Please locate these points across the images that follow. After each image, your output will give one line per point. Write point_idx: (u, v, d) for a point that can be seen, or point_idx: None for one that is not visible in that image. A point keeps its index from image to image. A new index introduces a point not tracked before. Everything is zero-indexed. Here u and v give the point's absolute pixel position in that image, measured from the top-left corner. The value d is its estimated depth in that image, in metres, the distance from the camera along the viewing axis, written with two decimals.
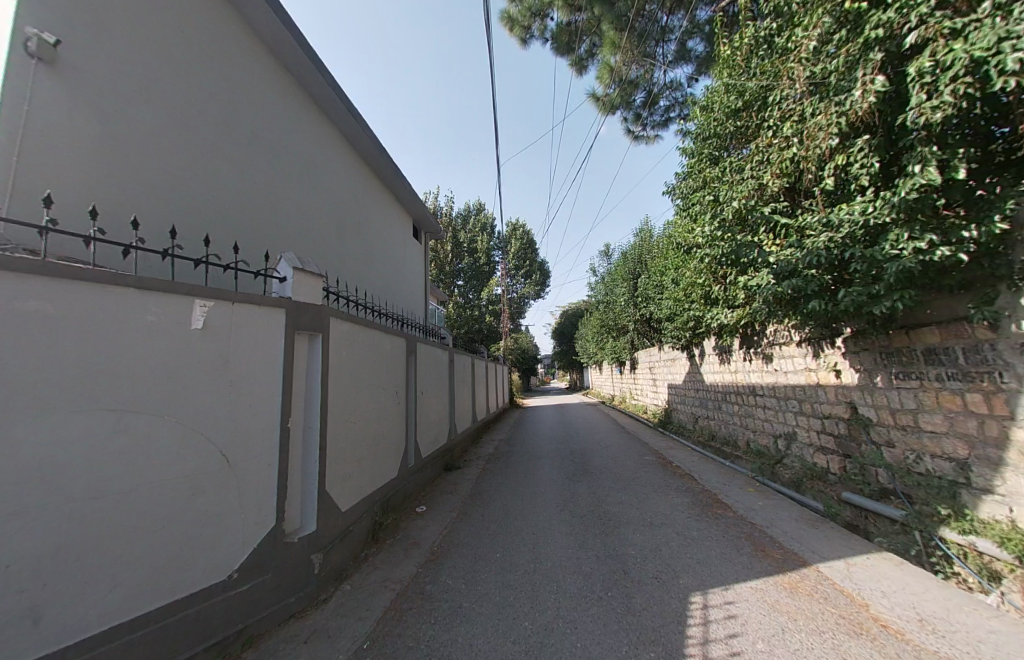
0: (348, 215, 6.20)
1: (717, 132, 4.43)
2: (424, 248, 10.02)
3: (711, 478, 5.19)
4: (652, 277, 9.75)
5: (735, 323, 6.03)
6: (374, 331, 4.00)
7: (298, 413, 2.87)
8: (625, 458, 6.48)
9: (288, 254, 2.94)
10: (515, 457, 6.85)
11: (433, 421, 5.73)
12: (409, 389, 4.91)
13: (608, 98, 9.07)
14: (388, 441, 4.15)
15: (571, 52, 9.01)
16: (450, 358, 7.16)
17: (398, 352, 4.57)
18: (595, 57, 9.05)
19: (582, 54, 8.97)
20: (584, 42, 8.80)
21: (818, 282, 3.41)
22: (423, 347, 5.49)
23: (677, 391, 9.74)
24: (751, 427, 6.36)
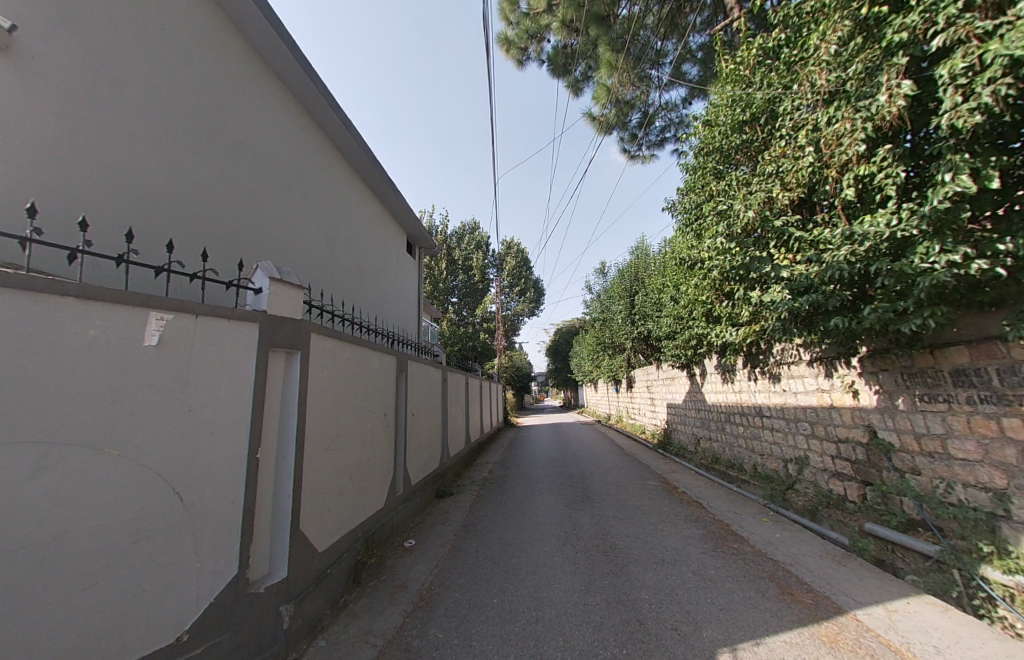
0: (339, 227, 5.98)
1: (721, 145, 4.33)
2: (419, 264, 9.82)
3: (721, 506, 4.86)
4: (650, 295, 9.57)
5: (740, 342, 5.83)
6: (361, 347, 3.70)
7: (270, 441, 2.54)
8: (628, 483, 6.13)
9: (265, 262, 2.67)
10: (511, 482, 6.46)
11: (424, 444, 5.37)
12: (399, 411, 4.58)
13: (604, 118, 9.14)
14: (374, 469, 3.79)
15: (567, 74, 9.12)
16: (443, 376, 6.84)
17: (387, 370, 4.26)
18: (590, 78, 9.17)
19: (578, 76, 9.10)
20: (579, 65, 8.94)
21: (838, 297, 3.21)
22: (415, 365, 5.18)
23: (677, 411, 9.45)
24: (758, 450, 6.08)
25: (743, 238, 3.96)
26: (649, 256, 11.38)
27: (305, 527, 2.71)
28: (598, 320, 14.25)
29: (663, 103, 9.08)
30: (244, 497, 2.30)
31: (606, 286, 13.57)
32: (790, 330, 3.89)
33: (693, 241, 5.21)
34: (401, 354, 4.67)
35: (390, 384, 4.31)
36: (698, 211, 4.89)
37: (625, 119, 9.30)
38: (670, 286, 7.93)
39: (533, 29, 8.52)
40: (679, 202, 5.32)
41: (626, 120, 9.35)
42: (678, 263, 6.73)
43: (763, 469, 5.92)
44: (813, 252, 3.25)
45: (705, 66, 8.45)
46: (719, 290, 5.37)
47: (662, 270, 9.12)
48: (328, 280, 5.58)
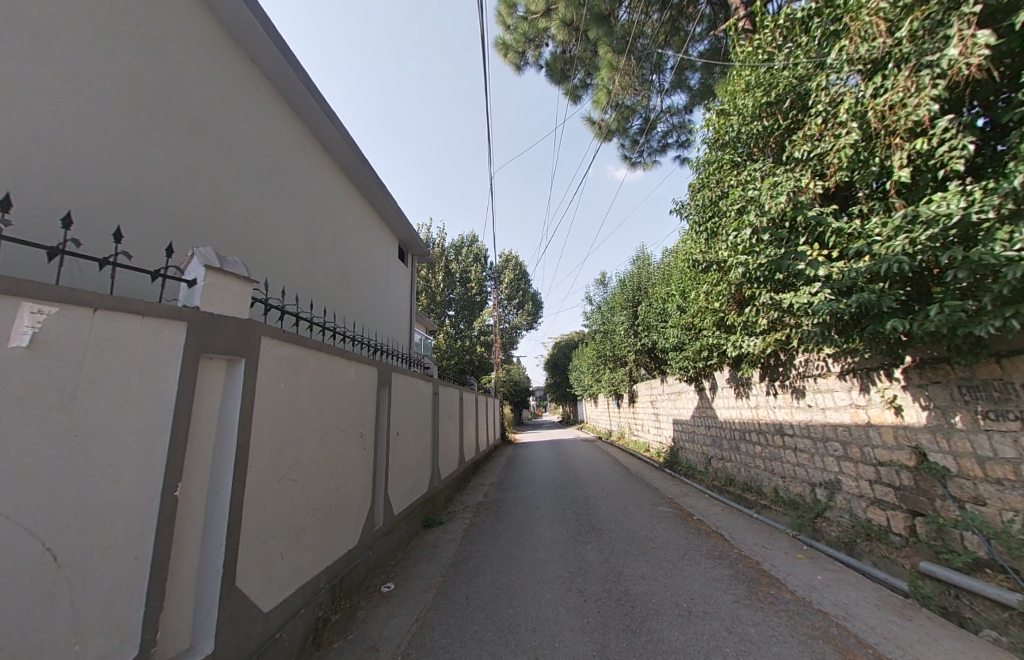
0: (321, 228, 5.50)
1: (739, 134, 3.93)
2: (412, 271, 9.35)
3: (747, 538, 4.26)
4: (655, 305, 9.09)
5: (758, 353, 5.33)
6: (332, 356, 3.18)
7: (198, 474, 1.99)
8: (637, 509, 5.51)
9: (204, 249, 2.17)
10: (508, 508, 5.85)
11: (410, 466, 4.79)
12: (380, 430, 4.02)
13: (604, 123, 8.87)
14: (345, 499, 3.21)
15: (566, 80, 8.90)
16: (434, 390, 6.29)
17: (365, 383, 3.72)
18: (589, 85, 8.96)
19: (576, 83, 8.90)
20: (578, 71, 8.73)
21: (893, 296, 2.71)
22: (400, 377, 4.64)
23: (684, 428, 8.88)
24: (780, 473, 5.51)
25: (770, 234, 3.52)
26: (652, 266, 10.95)
27: (244, 581, 2.13)
28: (598, 332, 13.74)
29: (665, 109, 8.83)
30: (155, 550, 1.74)
31: (607, 297, 13.11)
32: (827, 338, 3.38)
33: (706, 242, 4.77)
34: (382, 365, 4.13)
35: (368, 399, 3.76)
36: (714, 207, 4.45)
37: (625, 125, 8.98)
38: (678, 294, 7.48)
39: (531, 32, 8.25)
40: (690, 201, 4.91)
41: (627, 126, 9.03)
42: (688, 267, 6.28)
43: (787, 494, 5.35)
44: (862, 243, 2.77)
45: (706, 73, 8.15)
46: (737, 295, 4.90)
47: (668, 278, 8.66)
48: (308, 284, 5.08)
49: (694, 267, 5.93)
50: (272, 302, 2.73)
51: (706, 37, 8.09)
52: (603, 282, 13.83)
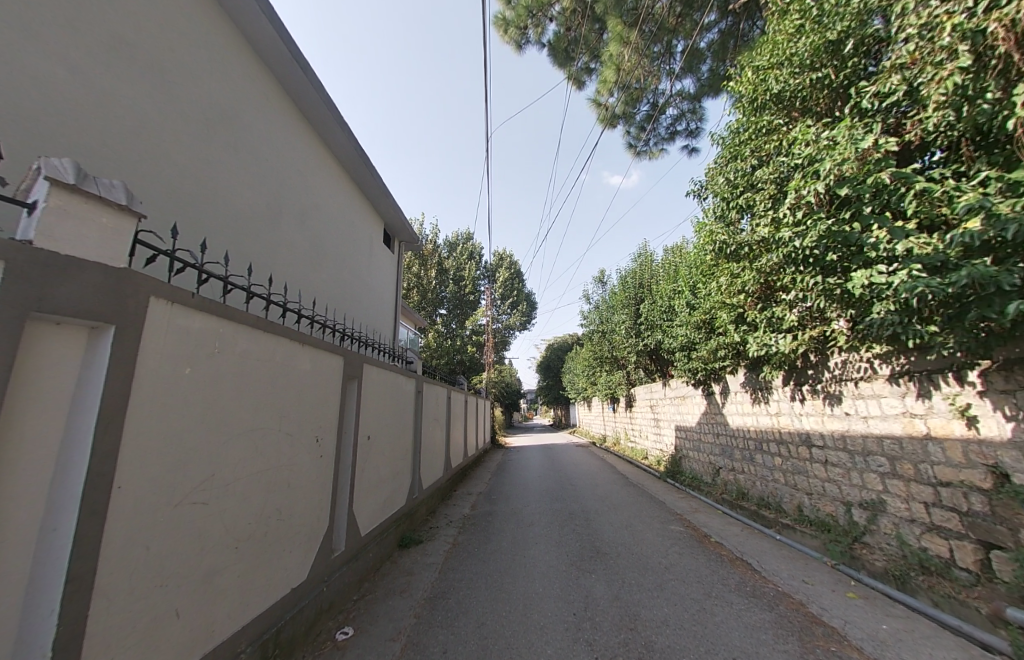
0: (291, 197, 4.75)
1: (785, 90, 3.34)
2: (399, 259, 8.59)
3: (781, 569, 3.61)
4: (660, 303, 8.46)
5: (786, 355, 4.70)
6: (276, 338, 2.44)
7: (21, 501, 1.26)
8: (646, 527, 4.84)
9: (59, 159, 1.42)
10: (499, 524, 5.13)
11: (385, 477, 4.06)
12: (345, 435, 3.28)
13: (609, 109, 8.22)
14: (289, 525, 2.47)
15: (570, 63, 8.15)
16: (418, 389, 5.57)
17: (326, 376, 2.99)
18: (592, 71, 8.23)
19: (580, 67, 8.18)
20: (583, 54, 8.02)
21: (1015, 272, 2.07)
22: (375, 371, 3.92)
23: (689, 436, 8.27)
24: (805, 489, 4.90)
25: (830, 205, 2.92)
26: (655, 263, 10.34)
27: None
28: (596, 333, 13.10)
29: (674, 95, 8.20)
30: None
31: (606, 295, 12.50)
32: (901, 332, 2.74)
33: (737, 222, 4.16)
34: (350, 356, 3.39)
35: (329, 397, 3.02)
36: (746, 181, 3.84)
37: (632, 110, 8.36)
38: (689, 290, 6.86)
39: (534, 6, 7.47)
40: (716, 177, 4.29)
41: (633, 111, 8.41)
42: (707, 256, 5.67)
43: (814, 513, 4.74)
44: (976, 200, 2.13)
45: (718, 59, 7.76)
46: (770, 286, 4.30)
47: (677, 275, 8.04)
48: (271, 260, 4.34)
49: (715, 256, 5.32)
50: (177, 254, 1.99)
51: (718, 22, 7.39)
52: (602, 281, 13.22)
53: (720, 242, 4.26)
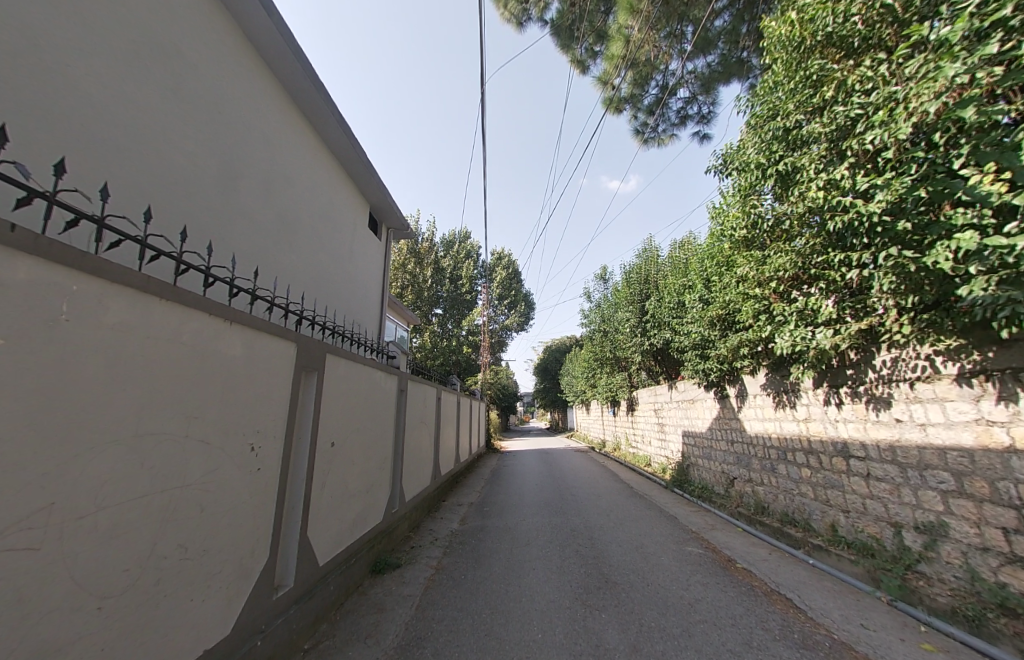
0: (257, 165, 4.12)
1: (840, 28, 2.83)
2: (387, 247, 7.94)
3: (831, 609, 2.98)
4: (668, 300, 7.86)
5: (821, 353, 4.09)
6: (184, 312, 1.78)
7: None
8: (659, 549, 4.20)
9: None
10: (490, 543, 4.47)
11: (354, 491, 3.40)
12: (295, 442, 2.62)
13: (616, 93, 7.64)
14: (198, 565, 1.81)
15: (570, 48, 7.55)
16: (401, 387, 4.92)
17: (266, 368, 2.33)
18: (597, 55, 7.54)
19: (582, 53, 7.55)
20: (584, 40, 7.37)
21: None
22: (342, 364, 3.26)
23: (698, 442, 7.65)
24: (841, 505, 4.30)
25: (916, 159, 2.40)
26: (661, 259, 9.76)
27: None
28: (596, 333, 12.48)
29: (685, 76, 7.56)
30: None
31: (609, 294, 11.90)
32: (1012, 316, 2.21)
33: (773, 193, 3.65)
34: (306, 344, 2.73)
35: (271, 394, 2.35)
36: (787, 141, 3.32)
37: (640, 92, 7.80)
38: (703, 283, 6.28)
39: None
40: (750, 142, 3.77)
41: (641, 94, 7.85)
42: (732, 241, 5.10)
43: (852, 534, 4.14)
44: None
45: (732, 43, 7.10)
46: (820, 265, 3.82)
47: (688, 269, 7.45)
48: (227, 233, 3.69)
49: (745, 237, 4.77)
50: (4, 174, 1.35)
51: (730, 6, 6.74)
52: (604, 279, 12.64)
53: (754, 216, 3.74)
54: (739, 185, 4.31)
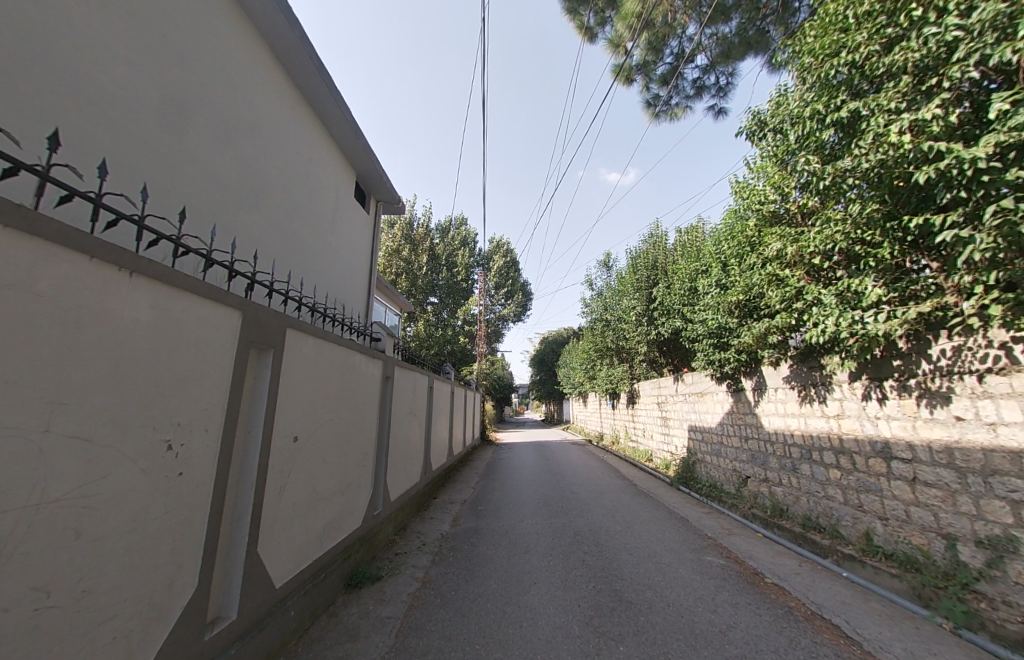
0: (218, 109, 3.48)
1: None
2: (376, 223, 7.31)
3: (892, 641, 2.51)
4: (678, 286, 7.32)
5: (864, 341, 3.59)
6: (42, 249, 1.18)
7: None
8: (675, 559, 3.72)
9: None
10: (485, 549, 3.97)
11: (324, 493, 2.85)
12: (239, 437, 2.05)
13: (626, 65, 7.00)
14: (74, 616, 1.24)
15: (578, 16, 6.74)
16: (386, 374, 4.36)
17: (197, 341, 1.75)
18: (607, 22, 6.67)
19: (591, 20, 6.70)
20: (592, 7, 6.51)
21: None
22: (309, 344, 2.68)
23: (706, 438, 7.21)
24: (877, 511, 3.85)
25: None
26: (669, 245, 9.21)
27: None
28: (597, 323, 11.95)
29: (704, 40, 6.61)
30: None
31: (612, 282, 11.36)
32: None
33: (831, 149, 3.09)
34: (257, 313, 2.13)
35: (202, 375, 1.76)
36: (859, 79, 2.76)
37: (653, 60, 6.98)
38: (721, 266, 5.75)
39: None
40: (805, 88, 3.21)
41: (653, 61, 7.00)
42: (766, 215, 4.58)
43: (891, 544, 3.69)
44: None
45: (749, 13, 6.24)
46: (876, 238, 3.30)
47: (702, 252, 6.90)
48: (181, 184, 3.08)
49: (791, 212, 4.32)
50: None
51: None
52: (606, 266, 12.11)
53: (807, 174, 3.16)
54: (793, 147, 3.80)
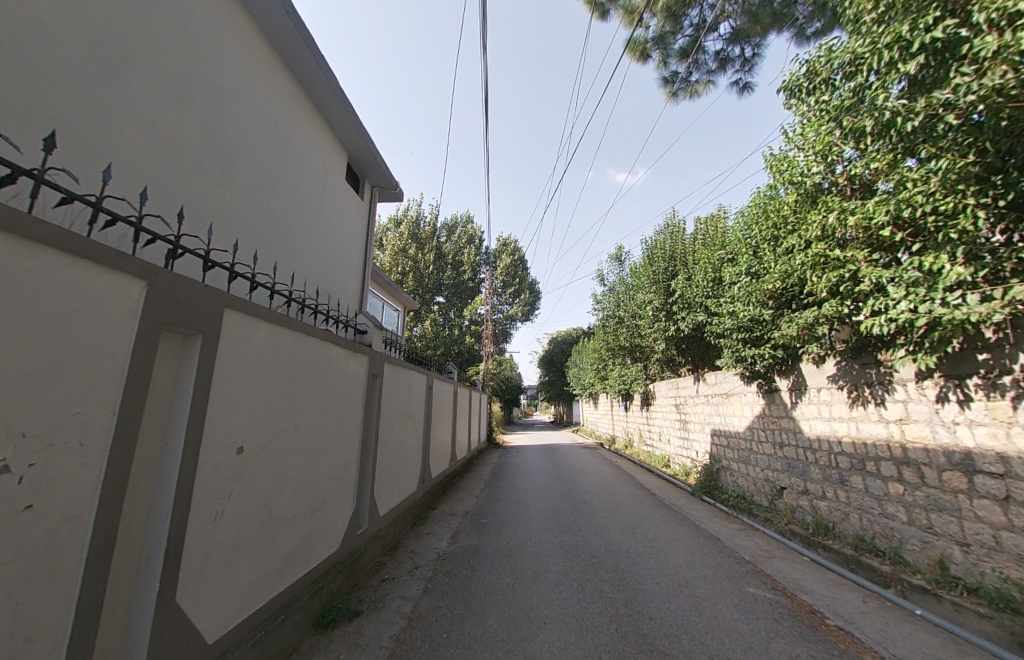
0: (181, 63, 2.96)
1: None
2: (372, 212, 6.82)
3: None
4: (701, 276, 6.67)
5: (941, 332, 2.94)
6: None
7: None
8: (712, 592, 3.09)
9: None
10: (484, 575, 3.40)
11: (283, 515, 2.32)
12: (140, 451, 1.53)
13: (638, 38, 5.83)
14: None
15: None
16: (373, 372, 3.84)
17: (67, 317, 1.24)
18: None
19: None
20: None
21: None
22: (262, 333, 2.16)
23: (732, 443, 6.56)
24: (955, 536, 3.20)
25: None
26: (688, 235, 8.53)
27: None
28: (610, 320, 11.31)
29: (731, 4, 5.21)
30: None
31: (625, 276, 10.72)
32: None
33: (918, 77, 2.68)
34: (174, 288, 1.62)
35: (68, 366, 1.24)
36: None
37: (671, 31, 5.70)
38: (753, 252, 5.13)
39: None
40: (871, 9, 2.69)
41: (671, 32, 5.71)
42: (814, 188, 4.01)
43: (976, 576, 3.04)
44: None
45: None
46: (963, 202, 2.69)
47: (729, 238, 6.23)
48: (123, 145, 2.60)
49: (846, 183, 3.74)
50: None
51: None
52: (620, 259, 11.47)
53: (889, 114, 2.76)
54: (854, 100, 3.26)
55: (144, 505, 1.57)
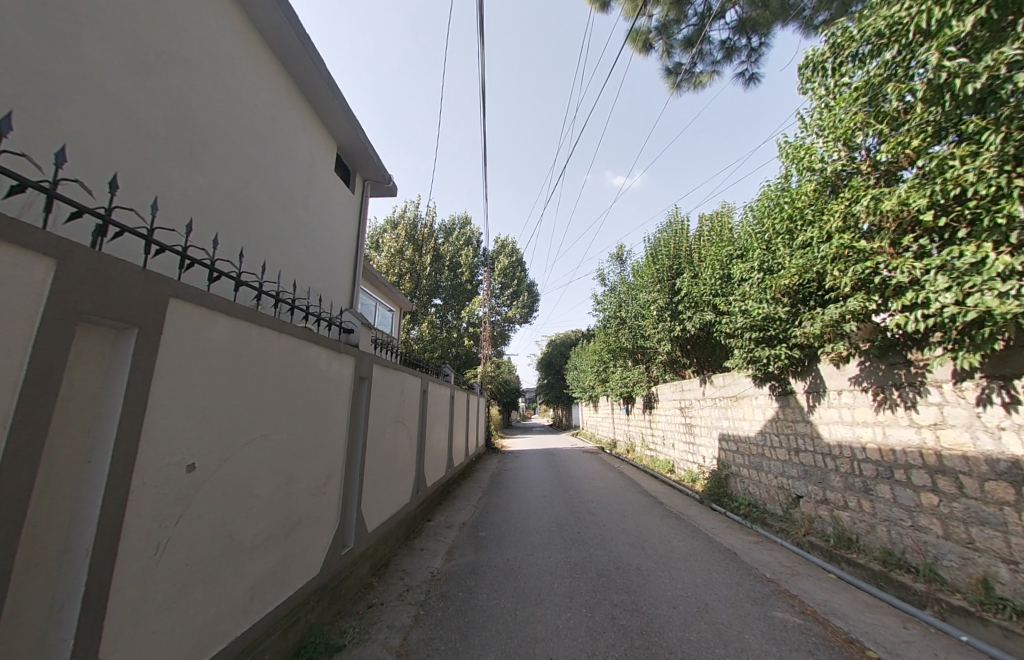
0: (143, 28, 2.64)
1: None
2: (364, 208, 6.52)
3: None
4: (708, 274, 6.41)
5: (987, 328, 2.65)
6: None
7: None
8: (735, 618, 2.79)
9: None
10: (482, 599, 3.08)
11: (247, 541, 2.00)
12: (45, 474, 1.21)
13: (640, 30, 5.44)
14: None
15: None
16: (361, 375, 3.52)
17: None
18: None
19: None
20: None
21: None
22: (223, 331, 1.86)
23: (742, 449, 6.27)
24: (1000, 551, 2.91)
25: None
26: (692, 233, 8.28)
27: None
28: (612, 321, 11.04)
29: None
30: None
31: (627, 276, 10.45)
32: None
33: (971, 36, 2.46)
34: (101, 271, 1.32)
35: None
36: None
37: (674, 19, 5.29)
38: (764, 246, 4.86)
39: None
40: None
41: (675, 21, 5.31)
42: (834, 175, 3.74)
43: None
44: None
45: None
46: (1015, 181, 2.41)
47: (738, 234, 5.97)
48: None
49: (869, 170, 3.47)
50: None
51: None
52: (621, 259, 11.22)
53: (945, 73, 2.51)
54: (888, 75, 3.01)
55: (57, 540, 1.25)
